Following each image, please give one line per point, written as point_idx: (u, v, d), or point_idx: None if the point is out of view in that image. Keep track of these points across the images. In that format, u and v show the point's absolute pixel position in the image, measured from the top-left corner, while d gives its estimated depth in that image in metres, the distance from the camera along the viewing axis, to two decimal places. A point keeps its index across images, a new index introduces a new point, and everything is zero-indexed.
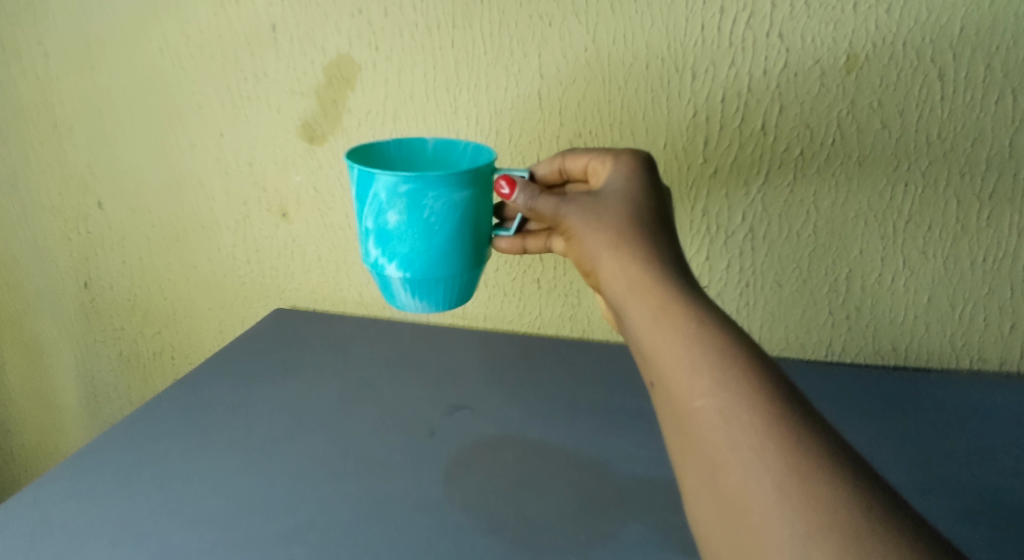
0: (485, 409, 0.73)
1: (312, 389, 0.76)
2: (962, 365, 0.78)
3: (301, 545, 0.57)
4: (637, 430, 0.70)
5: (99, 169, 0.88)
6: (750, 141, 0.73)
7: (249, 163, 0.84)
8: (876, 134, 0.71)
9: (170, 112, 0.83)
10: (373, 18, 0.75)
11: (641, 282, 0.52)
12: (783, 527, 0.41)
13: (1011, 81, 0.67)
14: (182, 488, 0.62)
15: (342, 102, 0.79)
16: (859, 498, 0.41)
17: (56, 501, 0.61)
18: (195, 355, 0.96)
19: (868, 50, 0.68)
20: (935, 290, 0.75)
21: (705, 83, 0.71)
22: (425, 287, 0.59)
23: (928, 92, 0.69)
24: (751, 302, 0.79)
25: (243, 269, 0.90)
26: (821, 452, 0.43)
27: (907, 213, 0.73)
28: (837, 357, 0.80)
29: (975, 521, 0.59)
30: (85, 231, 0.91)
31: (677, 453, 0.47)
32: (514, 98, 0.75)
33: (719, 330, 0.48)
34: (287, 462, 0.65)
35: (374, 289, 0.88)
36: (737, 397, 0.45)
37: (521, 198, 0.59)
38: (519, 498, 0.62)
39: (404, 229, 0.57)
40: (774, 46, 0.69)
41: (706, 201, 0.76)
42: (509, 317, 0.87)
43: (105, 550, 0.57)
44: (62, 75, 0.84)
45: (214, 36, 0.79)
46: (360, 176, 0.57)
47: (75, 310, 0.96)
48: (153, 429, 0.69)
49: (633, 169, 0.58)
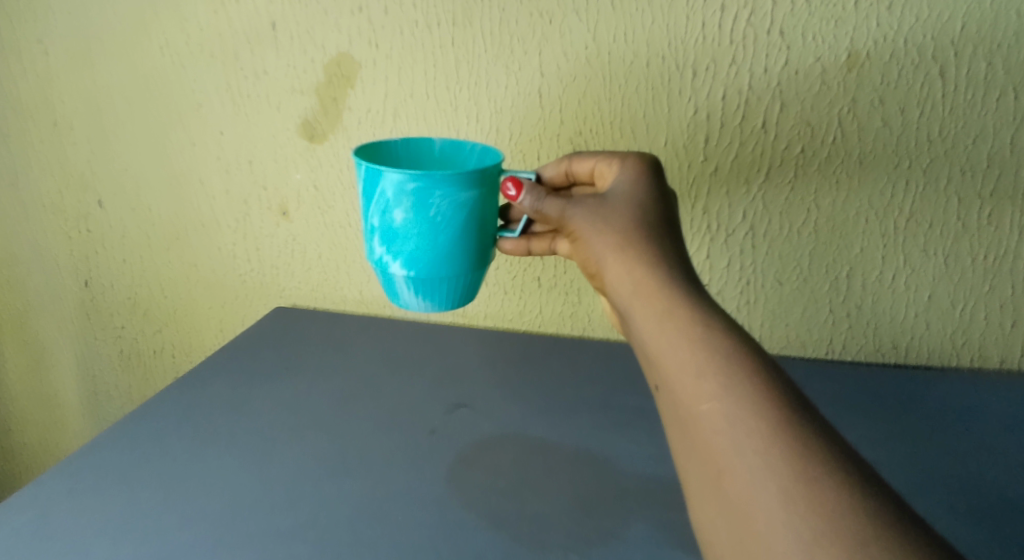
0: (486, 407, 0.73)
1: (313, 388, 0.76)
2: (962, 363, 0.78)
3: (302, 543, 0.57)
4: (638, 429, 0.70)
5: (98, 167, 0.88)
6: (750, 139, 0.73)
7: (249, 161, 0.84)
8: (877, 132, 0.71)
9: (170, 110, 0.83)
10: (373, 15, 0.75)
11: (647, 285, 0.52)
12: (789, 532, 0.41)
13: (1012, 79, 0.68)
14: (183, 488, 0.62)
15: (342, 100, 0.79)
16: (863, 502, 0.41)
17: (55, 500, 0.61)
18: (195, 353, 0.96)
19: (869, 47, 0.68)
20: (936, 288, 0.76)
21: (706, 82, 0.71)
22: (430, 286, 0.59)
23: (929, 89, 0.69)
24: (751, 301, 0.79)
25: (243, 268, 0.90)
26: (827, 457, 0.43)
27: (908, 211, 0.73)
28: (838, 356, 0.81)
29: (976, 521, 0.59)
30: (85, 229, 0.91)
31: (681, 456, 0.47)
32: (514, 96, 0.75)
33: (724, 333, 0.48)
34: (288, 461, 0.65)
35: (374, 288, 0.88)
36: (742, 401, 0.45)
37: (527, 200, 0.58)
38: (521, 497, 0.62)
39: (409, 227, 0.56)
40: (775, 43, 0.69)
41: (707, 199, 0.76)
42: (509, 316, 0.87)
43: (106, 549, 0.56)
44: (61, 73, 0.83)
45: (214, 34, 0.79)
46: (367, 174, 0.57)
47: (75, 309, 0.96)
48: (154, 428, 0.69)
49: (639, 172, 0.58)
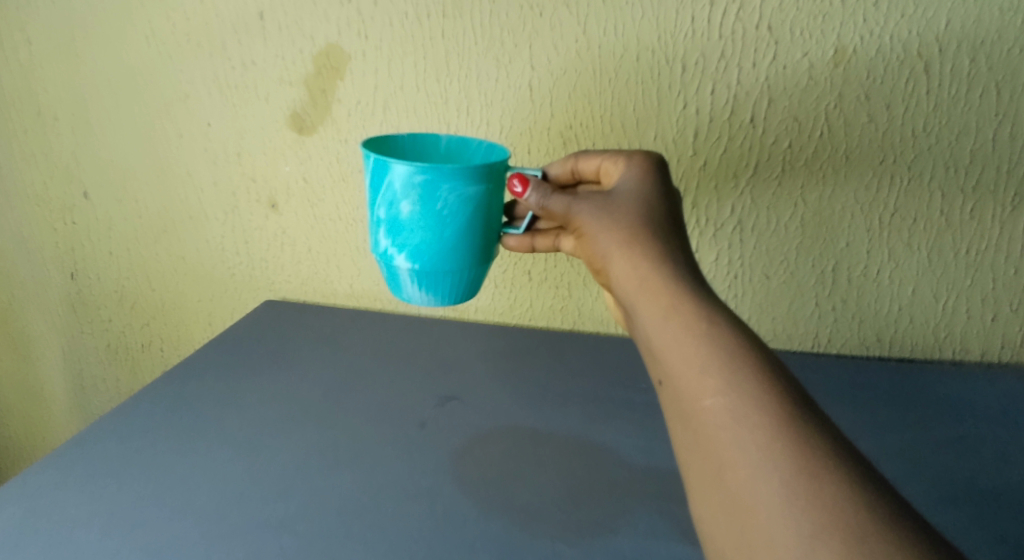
0: (478, 401, 0.73)
1: (305, 381, 0.75)
2: (945, 356, 0.81)
3: (292, 536, 0.57)
4: (631, 422, 0.71)
5: (84, 158, 0.86)
6: (739, 133, 0.74)
7: (238, 154, 0.83)
8: (863, 127, 0.72)
9: (158, 100, 0.82)
10: (362, 6, 0.74)
11: (653, 281, 0.52)
12: (789, 526, 0.42)
13: (996, 75, 0.69)
14: (174, 481, 0.61)
15: (330, 92, 0.78)
16: (864, 497, 0.42)
17: (44, 495, 0.60)
18: (184, 347, 0.95)
19: (855, 43, 0.69)
20: (919, 282, 0.78)
21: (696, 76, 0.72)
22: (433, 280, 0.59)
23: (914, 85, 0.70)
24: (739, 294, 0.81)
25: (232, 261, 0.89)
26: (829, 452, 0.44)
27: (893, 205, 0.75)
28: (823, 349, 0.82)
29: (958, 508, 0.60)
30: (70, 221, 0.90)
31: (683, 450, 0.48)
32: (506, 90, 0.75)
33: (727, 330, 0.49)
34: (281, 455, 0.65)
35: (364, 281, 0.88)
36: (746, 397, 0.46)
37: (533, 197, 0.59)
38: (514, 488, 0.62)
39: (416, 220, 0.57)
40: (763, 39, 0.70)
41: (696, 194, 0.77)
42: (500, 309, 0.87)
43: (95, 544, 0.56)
44: (44, 60, 0.81)
45: (201, 23, 0.78)
46: (375, 166, 0.57)
47: (61, 303, 0.95)
48: (147, 420, 0.68)
49: (645, 170, 0.59)
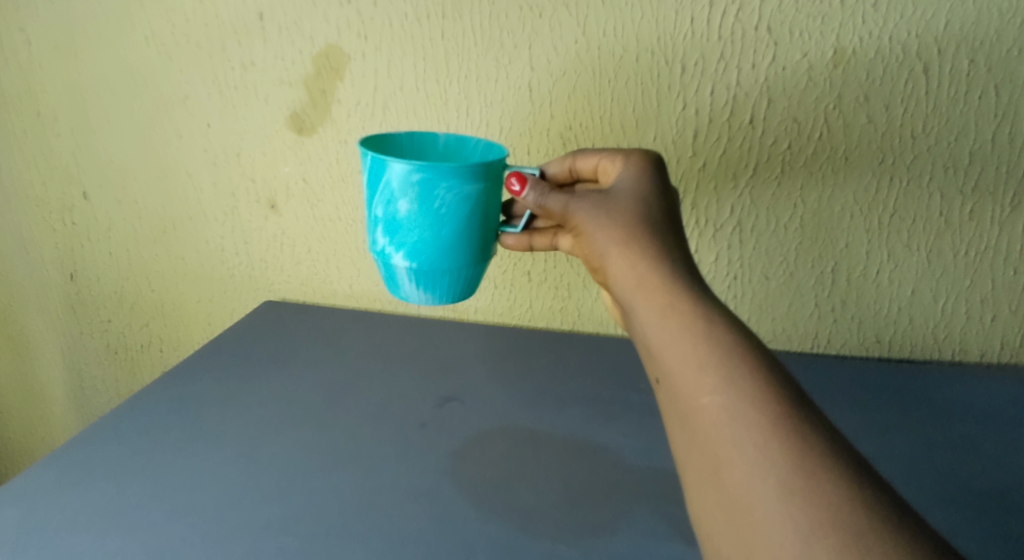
0: (477, 401, 0.73)
1: (303, 381, 0.75)
2: (944, 357, 0.80)
3: (291, 537, 0.57)
4: (630, 422, 0.71)
5: (83, 159, 0.86)
6: (739, 134, 0.74)
7: (238, 154, 0.83)
8: (862, 128, 0.72)
9: (157, 101, 0.82)
10: (362, 7, 0.74)
11: (650, 279, 0.52)
12: (785, 524, 0.42)
13: (994, 76, 0.69)
14: (172, 481, 0.61)
15: (330, 93, 0.78)
16: (860, 495, 0.42)
17: (42, 495, 0.60)
18: (183, 348, 0.95)
19: (854, 44, 0.69)
20: (919, 283, 0.77)
21: (695, 77, 0.72)
22: (430, 279, 0.59)
23: (913, 86, 0.70)
24: (738, 295, 0.80)
25: (232, 261, 0.89)
26: (825, 451, 0.44)
27: (893, 205, 0.75)
28: (823, 349, 0.82)
29: (957, 508, 0.60)
30: (70, 222, 0.90)
31: (680, 448, 0.48)
32: (505, 90, 0.75)
33: (724, 328, 0.49)
34: (280, 455, 0.65)
35: (364, 281, 0.88)
36: (743, 395, 0.46)
37: (531, 195, 0.59)
38: (513, 489, 0.62)
39: (413, 218, 0.57)
40: (762, 40, 0.70)
41: (695, 195, 0.77)
42: (499, 310, 0.87)
43: (93, 544, 0.56)
44: (44, 61, 0.82)
45: (201, 24, 0.78)
46: (373, 164, 0.57)
47: (60, 303, 0.95)
48: (146, 420, 0.68)
49: (643, 169, 0.59)
